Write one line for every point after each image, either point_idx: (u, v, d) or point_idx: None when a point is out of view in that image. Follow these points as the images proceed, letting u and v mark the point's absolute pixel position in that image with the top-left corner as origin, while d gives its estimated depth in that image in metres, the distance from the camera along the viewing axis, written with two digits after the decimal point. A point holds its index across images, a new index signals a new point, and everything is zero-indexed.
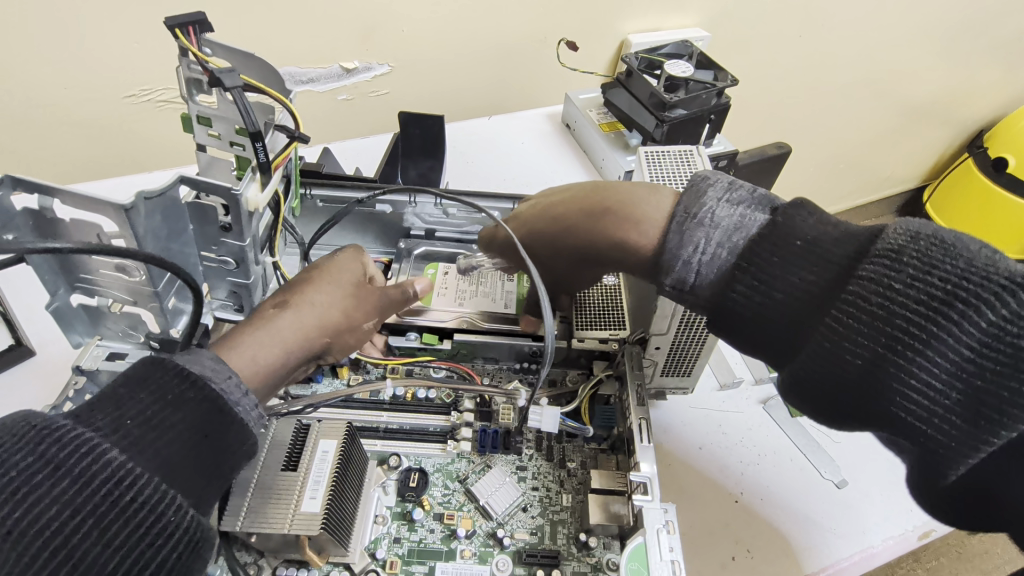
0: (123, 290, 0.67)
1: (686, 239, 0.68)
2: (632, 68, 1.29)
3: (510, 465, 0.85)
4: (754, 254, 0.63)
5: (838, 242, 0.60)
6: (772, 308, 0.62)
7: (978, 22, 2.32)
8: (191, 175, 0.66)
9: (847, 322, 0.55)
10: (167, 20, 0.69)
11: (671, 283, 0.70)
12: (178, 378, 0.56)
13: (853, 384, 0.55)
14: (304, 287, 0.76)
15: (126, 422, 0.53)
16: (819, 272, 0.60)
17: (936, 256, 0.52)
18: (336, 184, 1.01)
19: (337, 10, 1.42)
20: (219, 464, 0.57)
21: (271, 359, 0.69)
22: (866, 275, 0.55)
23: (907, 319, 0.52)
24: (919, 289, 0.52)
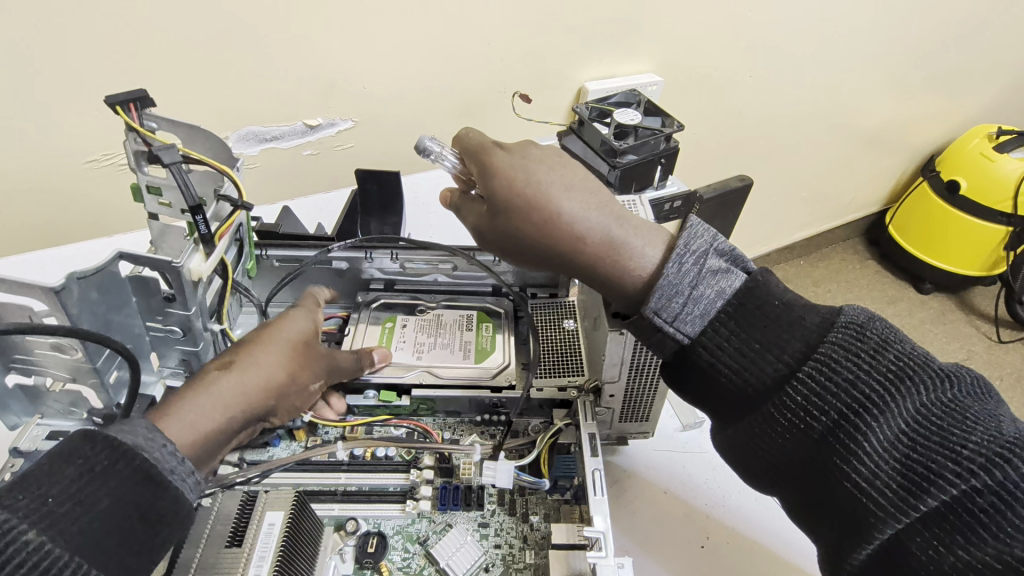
0: (61, 368, 0.67)
1: (682, 271, 0.70)
2: (583, 117, 1.34)
3: (472, 522, 0.84)
4: (738, 310, 0.68)
5: (808, 310, 0.67)
6: (737, 359, 0.67)
7: (914, 56, 2.47)
8: (129, 250, 0.66)
9: (807, 387, 0.62)
10: (108, 96, 0.70)
11: (653, 309, 0.69)
12: (107, 451, 0.57)
13: (806, 444, 0.62)
14: (250, 349, 0.77)
15: (49, 500, 0.53)
16: (790, 332, 0.66)
17: (892, 338, 0.62)
18: (291, 244, 1.01)
19: (297, 72, 1.46)
20: (150, 535, 0.57)
21: (211, 425, 0.69)
22: (833, 342, 0.63)
23: (859, 390, 0.60)
24: (879, 361, 0.60)
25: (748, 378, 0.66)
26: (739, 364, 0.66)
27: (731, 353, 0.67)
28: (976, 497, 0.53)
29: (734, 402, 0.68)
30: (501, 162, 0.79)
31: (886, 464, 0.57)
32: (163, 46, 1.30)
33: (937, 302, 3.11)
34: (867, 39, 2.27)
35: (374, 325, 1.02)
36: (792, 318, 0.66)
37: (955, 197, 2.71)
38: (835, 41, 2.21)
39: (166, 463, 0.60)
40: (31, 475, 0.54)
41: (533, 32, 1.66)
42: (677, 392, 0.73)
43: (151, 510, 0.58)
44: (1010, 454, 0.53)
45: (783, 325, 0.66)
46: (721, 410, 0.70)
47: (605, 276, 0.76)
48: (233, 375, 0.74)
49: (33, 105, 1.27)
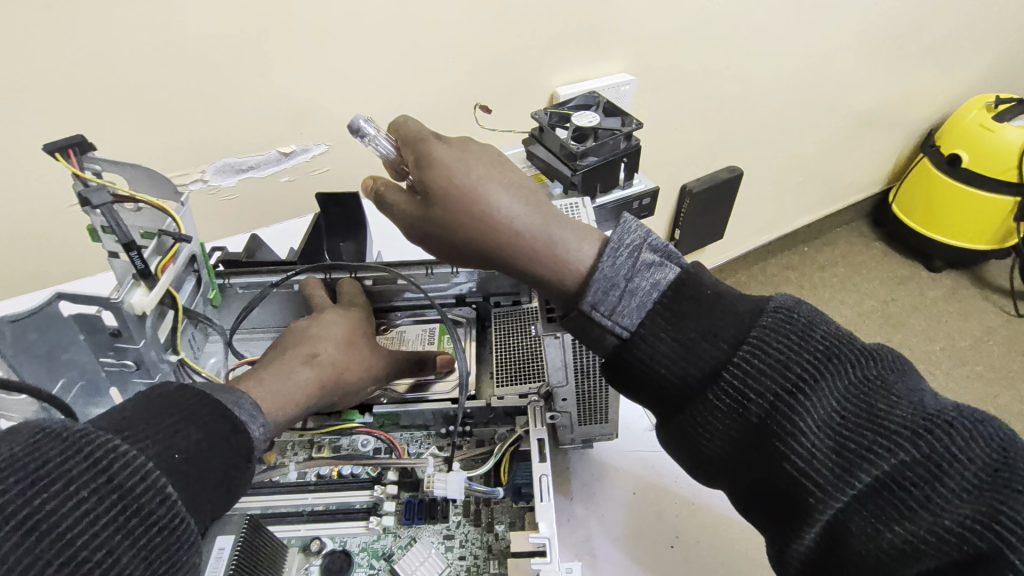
0: (15, 408, 0.71)
1: (618, 264, 0.70)
2: (543, 123, 1.35)
3: (437, 535, 0.84)
4: (674, 301, 0.67)
5: (735, 297, 0.67)
6: (672, 351, 0.66)
7: (896, 33, 2.42)
8: (67, 290, 0.68)
9: (740, 370, 0.62)
10: (45, 145, 0.73)
11: (590, 304, 0.69)
12: (221, 418, 0.68)
13: (744, 429, 0.62)
14: (321, 344, 0.91)
15: (174, 454, 0.62)
16: (720, 318, 0.65)
17: (816, 318, 0.63)
18: (252, 271, 1.02)
19: (265, 103, 1.50)
20: (221, 504, 0.66)
21: (291, 404, 0.82)
22: (764, 326, 0.63)
23: (791, 372, 0.59)
24: (805, 342, 0.61)
25: (684, 365, 0.65)
26: (675, 353, 0.65)
27: (664, 344, 0.66)
28: (905, 469, 0.53)
29: (673, 394, 0.66)
30: (443, 154, 0.78)
31: (820, 443, 0.57)
32: (131, 89, 1.36)
33: (949, 280, 3.02)
34: (845, 20, 2.24)
35: None
36: (725, 306, 0.66)
37: (959, 170, 2.64)
38: (811, 25, 2.18)
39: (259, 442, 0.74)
40: (155, 421, 0.63)
41: (497, 43, 1.67)
42: (618, 391, 0.71)
43: (232, 485, 0.67)
44: (933, 424, 0.54)
45: (716, 313, 0.66)
46: (660, 404, 0.69)
47: (542, 274, 0.76)
48: (309, 368, 0.88)
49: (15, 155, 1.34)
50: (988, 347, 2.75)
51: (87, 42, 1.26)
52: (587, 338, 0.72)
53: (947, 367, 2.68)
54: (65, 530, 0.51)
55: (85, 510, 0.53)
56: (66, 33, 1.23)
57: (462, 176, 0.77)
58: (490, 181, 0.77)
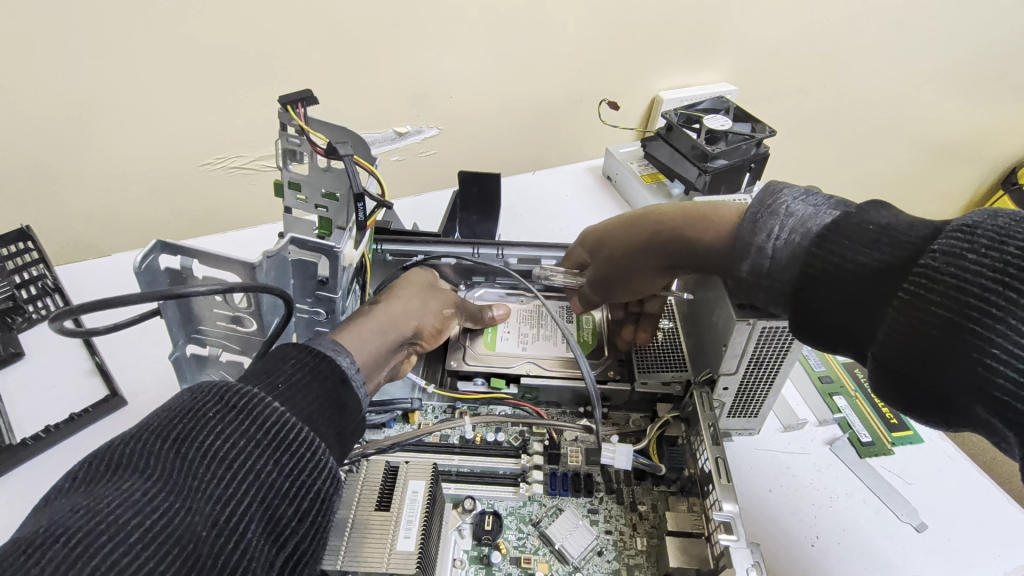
0: (233, 341, 0.74)
1: (759, 226, 0.73)
2: (672, 123, 1.38)
3: (581, 508, 0.86)
4: (826, 239, 0.65)
5: (913, 228, 0.61)
6: (845, 284, 0.63)
7: (1008, 66, 2.34)
8: (299, 236, 0.73)
9: (913, 297, 0.56)
10: (280, 97, 0.80)
11: (746, 266, 0.74)
12: (311, 355, 0.67)
13: (941, 362, 0.53)
14: (393, 289, 0.88)
15: (278, 385, 0.63)
16: (893, 250, 0.60)
17: (1015, 228, 0.52)
18: (404, 240, 1.09)
19: (391, 83, 1.55)
20: (342, 424, 0.66)
21: (371, 331, 0.78)
22: (936, 251, 0.55)
23: (972, 295, 0.52)
24: (993, 260, 0.51)
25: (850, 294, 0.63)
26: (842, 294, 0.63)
27: (836, 277, 0.63)
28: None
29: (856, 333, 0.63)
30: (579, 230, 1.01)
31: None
32: (273, 61, 1.41)
33: None
34: (957, 47, 2.18)
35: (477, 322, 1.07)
36: (896, 237, 0.61)
37: None
38: (921, 49, 2.13)
39: (350, 373, 0.70)
40: (267, 365, 0.65)
41: (612, 43, 1.69)
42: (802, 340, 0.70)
43: (344, 405, 0.66)
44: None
45: (882, 245, 0.61)
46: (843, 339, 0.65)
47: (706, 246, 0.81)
48: (382, 304, 0.84)
49: (159, 115, 1.40)
50: None
51: (245, 13, 1.31)
52: (760, 292, 0.74)
53: None
54: (200, 444, 0.55)
55: (223, 440, 0.56)
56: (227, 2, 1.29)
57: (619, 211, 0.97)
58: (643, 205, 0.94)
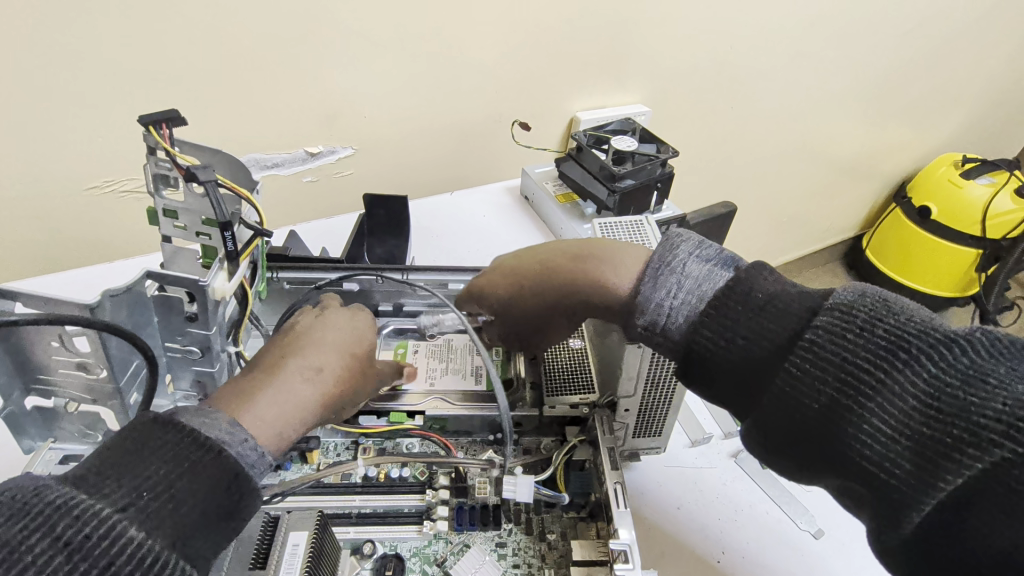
0: (82, 389, 0.66)
1: (659, 283, 0.74)
2: (581, 144, 1.42)
3: (489, 543, 0.83)
4: (722, 307, 0.68)
5: (796, 298, 0.65)
6: (735, 355, 0.66)
7: (892, 90, 2.56)
8: (157, 269, 0.67)
9: (799, 373, 0.60)
10: (141, 117, 0.75)
11: (643, 320, 0.74)
12: (195, 446, 0.59)
13: (812, 431, 0.59)
14: (318, 355, 0.77)
15: (142, 493, 0.55)
16: (777, 322, 0.64)
17: (880, 309, 0.59)
18: (302, 267, 1.03)
19: (299, 102, 1.49)
20: (223, 533, 0.59)
21: (295, 427, 0.70)
22: (818, 326, 0.61)
23: (850, 371, 0.58)
24: (866, 340, 0.58)
25: (742, 360, 0.65)
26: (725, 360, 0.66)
27: (725, 348, 0.66)
28: (1012, 466, 0.49)
29: (736, 392, 0.67)
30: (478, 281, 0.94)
31: (895, 432, 0.55)
32: (171, 78, 1.32)
33: None
34: (846, 73, 2.36)
35: (386, 351, 1.07)
36: (779, 307, 0.65)
37: (928, 222, 2.71)
38: (815, 76, 2.30)
39: (255, 467, 0.63)
40: (126, 468, 0.56)
41: (526, 65, 1.71)
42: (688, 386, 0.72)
43: (230, 508, 0.59)
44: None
45: (770, 320, 0.65)
46: (731, 399, 0.68)
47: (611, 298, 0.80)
48: (310, 382, 0.74)
49: (40, 135, 1.29)
50: None
51: (139, 28, 1.23)
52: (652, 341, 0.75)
53: None
54: None
55: None
56: (117, 16, 1.20)
57: (488, 284, 0.92)
58: (510, 269, 0.91)
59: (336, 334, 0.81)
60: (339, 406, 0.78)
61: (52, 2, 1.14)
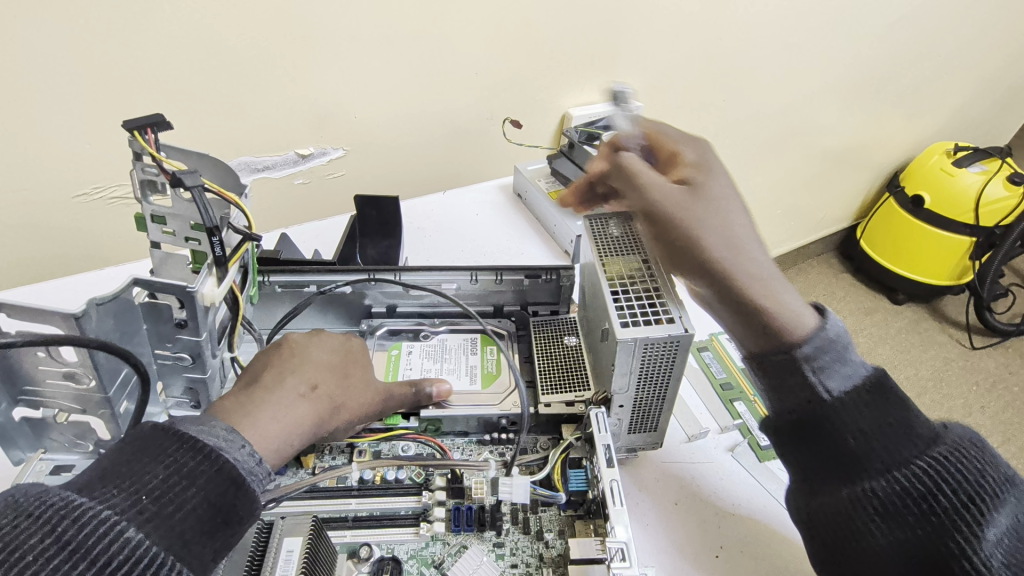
0: (70, 398, 0.66)
1: (825, 334, 0.75)
2: (573, 140, 1.41)
3: (487, 543, 0.83)
4: (871, 398, 0.71)
5: (919, 415, 0.70)
6: (861, 443, 0.68)
7: (883, 81, 2.56)
8: (144, 276, 0.66)
9: (923, 480, 0.64)
10: (126, 122, 0.74)
11: (805, 355, 0.74)
12: (192, 451, 0.62)
13: (912, 541, 0.63)
14: (316, 374, 0.80)
15: (140, 497, 0.57)
16: (904, 427, 0.68)
17: (991, 456, 0.67)
18: (293, 270, 1.02)
19: (289, 104, 1.48)
20: (226, 539, 0.61)
21: (289, 444, 0.73)
22: (948, 448, 0.66)
23: (971, 493, 0.63)
24: (986, 475, 0.64)
25: (866, 450, 0.68)
26: (836, 446, 0.70)
27: (843, 437, 0.70)
28: None
29: (824, 481, 0.71)
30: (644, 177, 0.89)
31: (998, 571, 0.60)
32: (158, 83, 1.31)
33: (912, 312, 3.03)
34: (837, 64, 2.36)
35: (380, 352, 1.05)
36: (910, 418, 0.69)
37: (922, 211, 2.72)
38: (806, 67, 2.29)
39: (248, 469, 0.65)
40: (124, 474, 0.58)
41: (516, 62, 1.70)
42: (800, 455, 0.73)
43: (228, 511, 0.62)
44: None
45: (895, 426, 0.68)
46: (828, 480, 0.70)
47: (764, 318, 0.78)
48: (308, 402, 0.77)
49: (27, 143, 1.28)
50: (948, 375, 2.76)
51: (123, 33, 1.22)
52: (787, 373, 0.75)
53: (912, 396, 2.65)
54: None
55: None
56: (101, 21, 1.19)
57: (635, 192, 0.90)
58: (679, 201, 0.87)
59: (330, 354, 0.85)
60: (333, 425, 0.80)
61: (35, 8, 1.13)
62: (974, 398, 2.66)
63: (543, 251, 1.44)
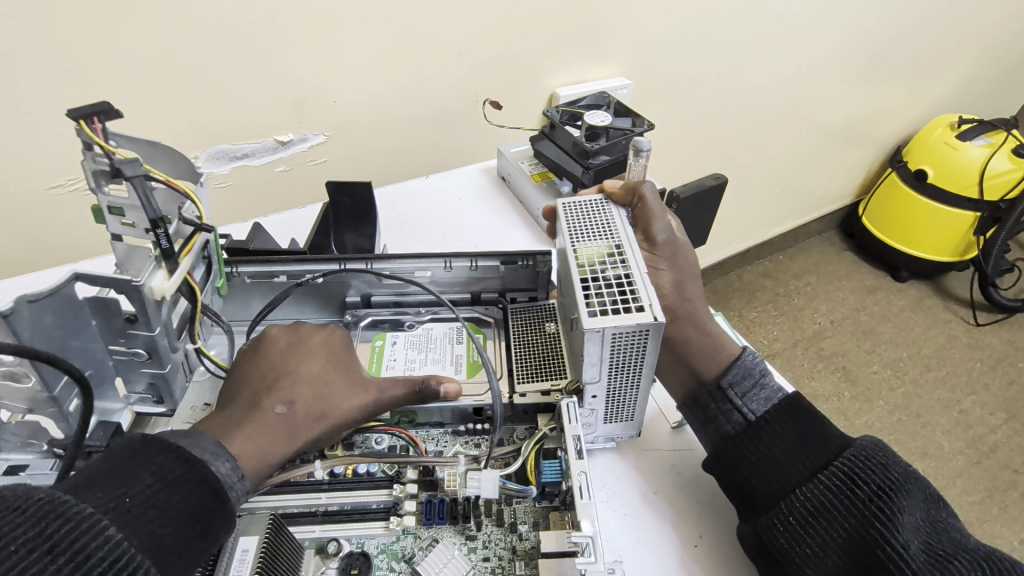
0: (17, 399, 0.65)
1: (753, 371, 0.89)
2: (554, 120, 1.37)
3: (459, 536, 0.81)
4: (778, 426, 0.84)
5: (828, 430, 0.82)
6: (777, 470, 0.81)
7: (884, 52, 2.48)
8: (85, 271, 0.64)
9: (831, 489, 0.76)
10: (70, 111, 0.71)
11: (728, 383, 0.88)
12: (179, 459, 0.64)
13: (841, 543, 0.73)
14: (292, 384, 0.79)
15: (125, 500, 0.60)
16: (811, 446, 0.81)
17: (888, 455, 0.78)
18: (261, 260, 1.00)
19: (265, 89, 1.44)
20: (201, 550, 0.63)
21: (270, 458, 0.72)
22: (848, 456, 0.78)
23: (873, 489, 0.74)
24: (885, 474, 0.75)
25: (782, 476, 0.80)
26: (767, 463, 0.82)
27: (765, 457, 0.82)
28: None
29: (766, 497, 0.80)
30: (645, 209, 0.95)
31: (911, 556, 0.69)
32: (125, 69, 1.27)
33: (914, 290, 2.98)
34: (835, 36, 2.28)
35: (363, 345, 1.02)
36: (817, 435, 0.82)
37: (925, 186, 2.65)
38: (803, 40, 2.22)
39: (230, 482, 0.67)
40: (110, 475, 0.61)
41: (498, 40, 1.64)
42: (727, 475, 0.84)
43: (206, 523, 0.64)
44: (994, 557, 0.71)
45: (807, 442, 0.82)
46: (759, 504, 0.81)
47: (702, 346, 0.91)
48: (285, 415, 0.76)
49: None
50: (951, 353, 2.72)
51: (85, 17, 1.18)
52: (710, 406, 0.88)
53: (913, 375, 2.62)
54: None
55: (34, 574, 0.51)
56: (60, 6, 1.15)
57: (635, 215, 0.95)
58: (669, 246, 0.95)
59: (313, 365, 0.82)
60: (315, 434, 0.78)
61: None
62: (976, 376, 2.63)
63: (527, 236, 1.40)
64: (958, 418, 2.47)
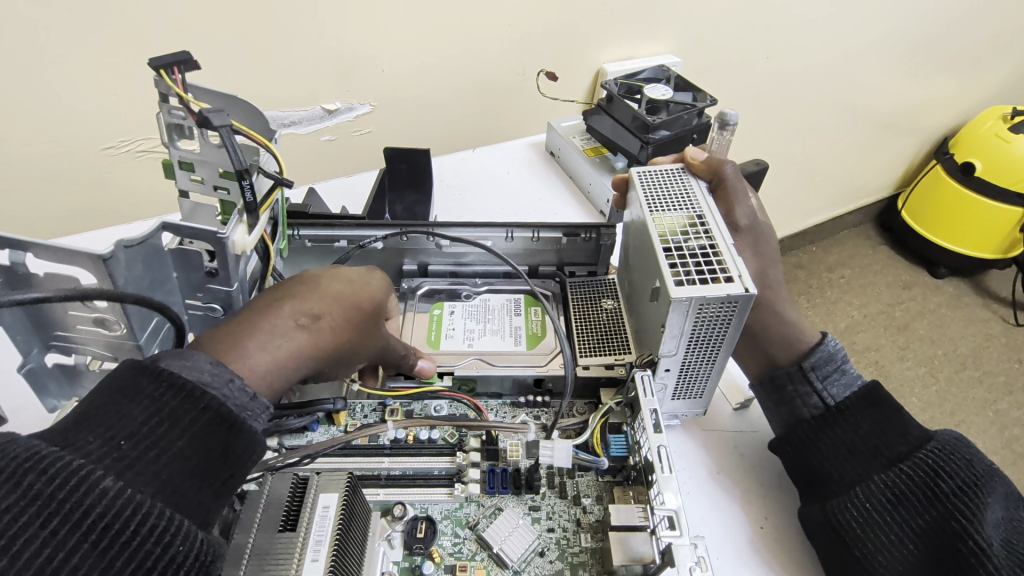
0: (101, 345, 0.67)
1: (835, 355, 0.85)
2: (612, 93, 1.33)
3: (522, 506, 0.80)
4: (856, 410, 0.81)
5: (909, 421, 0.79)
6: (851, 455, 0.78)
7: (943, 36, 2.37)
8: (173, 221, 0.64)
9: (911, 480, 0.73)
10: (151, 60, 0.69)
11: (810, 365, 0.84)
12: (174, 390, 0.56)
13: (919, 534, 0.71)
14: (319, 301, 0.71)
15: (119, 442, 0.52)
16: (890, 435, 0.78)
17: (971, 452, 0.75)
18: (323, 224, 0.99)
19: (315, 55, 1.41)
20: (225, 478, 0.56)
21: (278, 375, 0.66)
22: (932, 448, 0.75)
23: (958, 484, 0.71)
24: (969, 470, 0.72)
25: (856, 461, 0.78)
26: (840, 448, 0.79)
27: (840, 441, 0.79)
28: None
29: (838, 482, 0.78)
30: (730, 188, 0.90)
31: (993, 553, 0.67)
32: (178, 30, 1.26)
33: (952, 287, 2.88)
34: (893, 17, 2.18)
35: (421, 314, 1.00)
36: (898, 424, 0.78)
37: (972, 179, 2.55)
38: (859, 20, 2.12)
39: (240, 404, 0.60)
40: (97, 414, 0.52)
41: (549, 10, 1.59)
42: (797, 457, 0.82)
43: (225, 452, 0.56)
44: None
45: (886, 430, 0.78)
46: (830, 488, 0.78)
47: (783, 329, 0.87)
48: (305, 332, 0.68)
49: (53, 94, 1.25)
50: (989, 352, 2.64)
51: None
52: (787, 385, 0.85)
53: (949, 372, 2.55)
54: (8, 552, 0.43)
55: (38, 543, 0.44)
56: None
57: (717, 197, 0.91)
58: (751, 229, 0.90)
59: (343, 285, 0.74)
60: (325, 361, 0.71)
61: None
62: (1015, 376, 2.55)
63: (577, 211, 1.37)
64: (994, 418, 2.40)
